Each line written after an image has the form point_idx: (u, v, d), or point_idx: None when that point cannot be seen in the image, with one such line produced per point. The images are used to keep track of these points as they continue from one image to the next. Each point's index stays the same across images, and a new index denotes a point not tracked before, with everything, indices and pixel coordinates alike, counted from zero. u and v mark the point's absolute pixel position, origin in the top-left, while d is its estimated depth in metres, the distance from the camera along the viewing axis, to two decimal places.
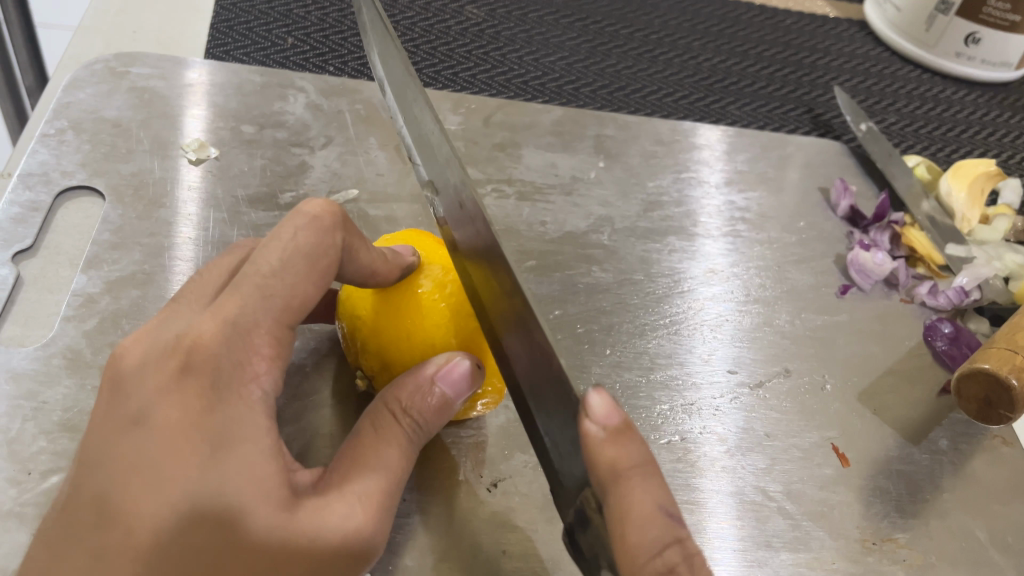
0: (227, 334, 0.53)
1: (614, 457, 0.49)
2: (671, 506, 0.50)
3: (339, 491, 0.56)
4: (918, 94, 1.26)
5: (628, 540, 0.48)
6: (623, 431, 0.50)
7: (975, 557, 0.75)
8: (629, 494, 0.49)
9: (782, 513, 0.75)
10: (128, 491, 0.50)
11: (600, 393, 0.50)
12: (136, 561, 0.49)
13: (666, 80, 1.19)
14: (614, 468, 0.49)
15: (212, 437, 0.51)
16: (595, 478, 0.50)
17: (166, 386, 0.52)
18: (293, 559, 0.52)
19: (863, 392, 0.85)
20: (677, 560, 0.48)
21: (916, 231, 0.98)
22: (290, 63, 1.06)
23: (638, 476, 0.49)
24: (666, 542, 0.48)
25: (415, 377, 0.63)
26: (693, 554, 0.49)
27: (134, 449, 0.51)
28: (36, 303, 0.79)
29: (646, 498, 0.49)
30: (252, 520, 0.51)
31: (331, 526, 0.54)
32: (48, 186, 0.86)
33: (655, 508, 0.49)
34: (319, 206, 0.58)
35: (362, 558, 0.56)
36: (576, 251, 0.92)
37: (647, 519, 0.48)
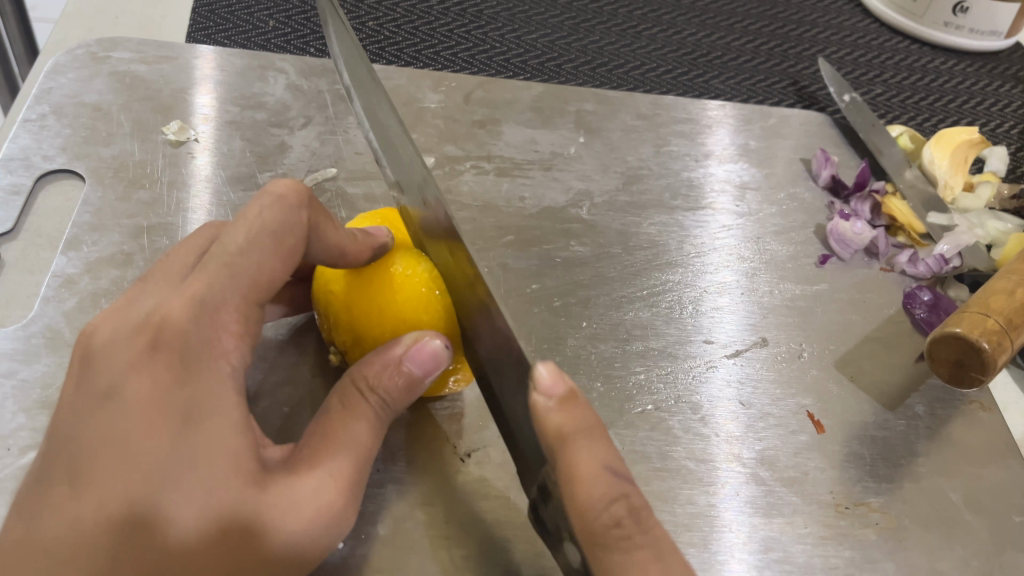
0: (196, 312, 0.53)
1: (563, 423, 0.50)
2: (620, 465, 0.52)
3: (309, 467, 0.56)
4: (906, 65, 1.25)
5: (579, 502, 0.50)
6: (569, 399, 0.51)
7: (949, 520, 0.76)
8: (574, 457, 0.50)
9: (755, 479, 0.75)
10: (100, 462, 0.50)
11: (546, 365, 0.50)
12: (110, 531, 0.49)
13: (649, 56, 1.18)
14: (562, 432, 0.50)
15: (182, 410, 0.51)
16: (545, 441, 0.51)
17: (136, 362, 0.52)
18: (267, 532, 0.52)
19: (841, 359, 0.86)
20: (622, 515, 0.50)
21: (897, 201, 0.98)
22: (270, 45, 1.07)
23: (584, 439, 0.50)
24: (613, 497, 0.50)
25: (382, 356, 0.60)
26: (639, 507, 0.51)
27: (106, 423, 0.51)
28: (17, 285, 0.80)
29: (593, 458, 0.50)
30: (224, 494, 0.51)
31: (305, 501, 0.54)
32: (29, 169, 0.87)
33: (600, 468, 0.50)
34: (283, 186, 0.58)
35: (334, 533, 0.56)
36: (555, 226, 0.92)
37: (594, 481, 0.50)
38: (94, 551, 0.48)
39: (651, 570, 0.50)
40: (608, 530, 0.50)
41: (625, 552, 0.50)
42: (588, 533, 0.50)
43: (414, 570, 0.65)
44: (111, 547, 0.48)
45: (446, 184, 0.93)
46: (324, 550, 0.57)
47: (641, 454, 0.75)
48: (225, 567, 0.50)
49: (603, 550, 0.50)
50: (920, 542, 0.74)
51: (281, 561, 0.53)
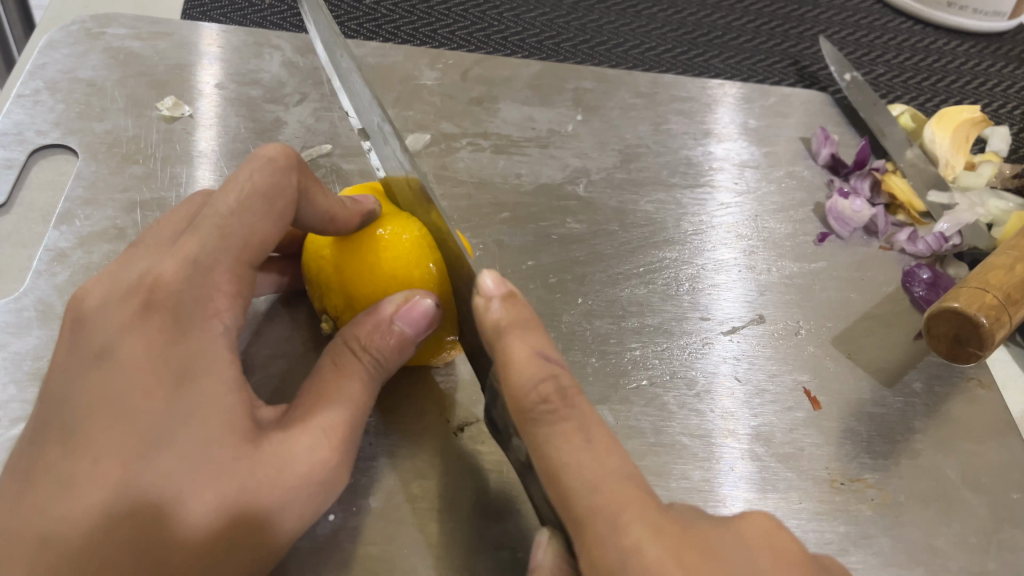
0: (189, 272, 0.52)
1: (500, 316, 0.53)
2: (552, 354, 0.52)
3: (303, 424, 0.56)
4: (909, 45, 1.23)
5: (511, 385, 0.50)
6: (510, 298, 0.55)
7: (945, 496, 0.75)
8: (508, 345, 0.52)
9: (751, 455, 0.75)
10: (95, 423, 0.49)
11: (488, 272, 0.55)
12: (106, 489, 0.48)
13: (649, 35, 1.17)
14: (498, 325, 0.53)
15: (175, 368, 0.51)
16: (488, 339, 0.54)
17: (129, 323, 0.51)
18: (263, 488, 0.52)
19: (838, 337, 0.85)
20: (550, 393, 0.49)
21: (897, 178, 0.97)
22: (266, 22, 1.06)
23: (518, 330, 0.52)
24: (542, 376, 0.50)
25: (374, 315, 0.60)
26: (569, 387, 0.50)
27: (99, 383, 0.50)
28: (10, 259, 0.80)
29: (524, 346, 0.51)
30: (219, 452, 0.51)
31: (301, 459, 0.54)
32: (22, 144, 0.87)
33: (531, 353, 0.51)
34: (274, 150, 0.58)
35: (329, 491, 0.56)
36: (551, 203, 0.92)
37: (523, 362, 0.51)
38: (90, 508, 0.48)
39: (576, 441, 0.48)
40: (535, 405, 0.49)
41: (552, 426, 0.49)
42: (520, 413, 0.50)
43: (406, 542, 0.65)
44: (107, 507, 0.48)
45: (442, 161, 0.93)
46: (318, 509, 0.57)
47: (635, 428, 0.74)
48: (223, 522, 0.50)
49: (534, 427, 0.49)
50: (916, 519, 0.73)
51: (278, 518, 0.53)
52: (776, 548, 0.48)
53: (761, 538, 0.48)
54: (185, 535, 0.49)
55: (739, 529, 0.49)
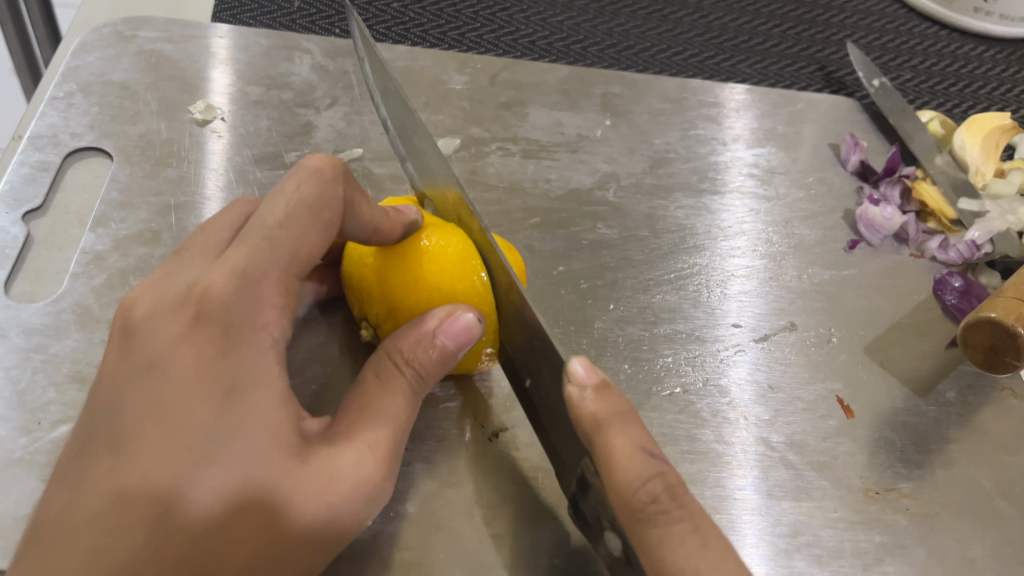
0: (238, 284, 0.53)
1: (597, 407, 0.54)
2: (653, 447, 0.54)
3: (348, 439, 0.56)
4: (935, 51, 1.22)
5: (618, 482, 0.53)
6: (603, 387, 0.55)
7: (980, 507, 0.75)
8: (610, 440, 0.53)
9: (784, 463, 0.75)
10: (145, 433, 0.50)
11: (578, 359, 0.55)
12: (155, 499, 0.48)
13: (675, 40, 1.17)
14: (597, 417, 0.54)
15: (225, 380, 0.51)
16: (582, 429, 0.55)
17: (179, 336, 0.52)
18: (310, 500, 0.52)
19: (871, 345, 0.85)
20: (660, 491, 0.52)
21: (928, 185, 0.97)
22: (295, 25, 1.06)
23: (617, 423, 0.54)
24: (651, 474, 0.52)
25: (416, 329, 0.60)
26: (676, 484, 0.53)
27: (148, 395, 0.51)
28: (46, 261, 0.80)
29: (627, 440, 0.53)
30: (266, 463, 0.51)
31: (346, 472, 0.54)
32: (57, 147, 0.87)
33: (636, 449, 0.53)
34: (319, 160, 0.57)
35: (373, 503, 0.56)
36: (581, 208, 0.92)
37: (629, 459, 0.53)
38: (139, 516, 0.48)
39: (691, 543, 0.51)
40: (647, 505, 0.52)
41: (665, 526, 0.51)
42: (630, 511, 0.52)
43: (444, 549, 0.65)
44: (156, 516, 0.48)
45: (471, 166, 0.93)
46: (362, 521, 0.56)
47: (668, 436, 0.74)
48: (267, 536, 0.51)
49: (645, 528, 0.52)
50: (951, 529, 0.73)
51: (318, 534, 0.53)
52: None
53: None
54: (231, 544, 0.49)
55: None
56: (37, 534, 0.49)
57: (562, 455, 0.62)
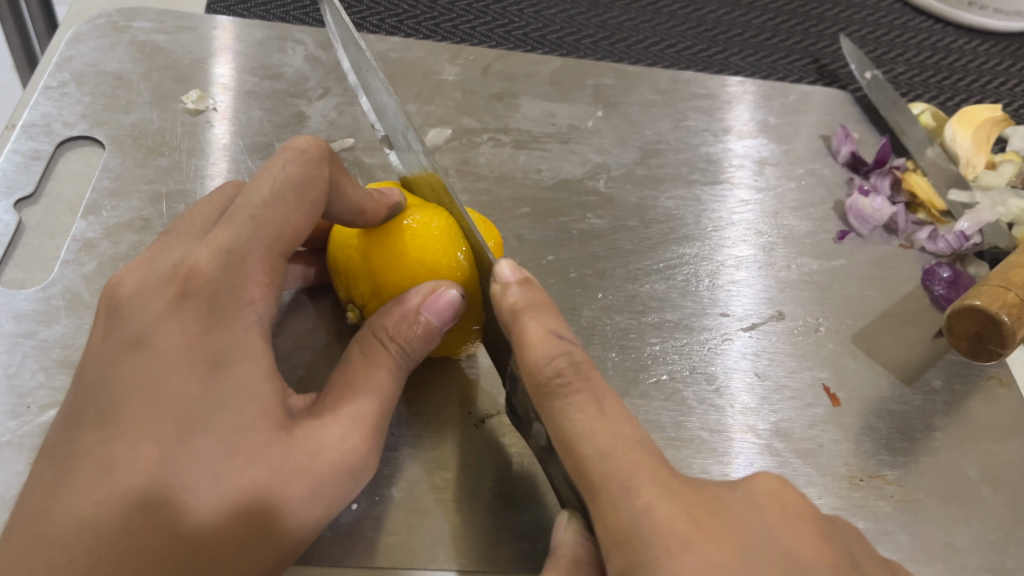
0: (224, 262, 0.53)
1: (516, 298, 0.55)
2: (566, 332, 0.54)
3: (334, 414, 0.56)
4: (929, 44, 1.22)
5: (526, 361, 0.53)
6: (526, 283, 0.56)
7: (965, 495, 0.75)
8: (524, 326, 0.54)
9: (769, 450, 0.75)
10: (131, 410, 0.50)
11: (504, 259, 0.57)
12: (141, 475, 0.49)
13: (669, 32, 1.17)
14: (514, 306, 0.54)
15: (210, 358, 0.51)
16: (503, 319, 0.56)
17: (164, 312, 0.52)
18: (296, 479, 0.52)
19: (858, 334, 0.85)
20: (565, 367, 0.52)
21: (918, 176, 0.97)
22: (289, 17, 1.07)
23: (533, 310, 0.54)
24: (556, 353, 0.52)
25: (400, 305, 0.60)
26: (583, 361, 0.53)
27: (134, 371, 0.51)
28: (38, 248, 0.80)
29: (539, 325, 0.54)
30: (252, 441, 0.51)
31: (332, 450, 0.55)
32: (50, 136, 0.88)
33: (546, 332, 0.53)
34: (306, 141, 0.58)
35: (358, 481, 0.57)
36: (572, 198, 0.92)
37: (539, 341, 0.53)
38: (125, 492, 0.48)
39: (590, 411, 0.51)
40: (551, 378, 0.52)
41: (565, 398, 0.51)
42: (535, 385, 0.52)
43: (428, 532, 0.65)
44: (142, 492, 0.49)
45: (462, 156, 0.93)
46: (348, 499, 0.57)
47: (653, 423, 0.75)
48: (253, 512, 0.51)
49: (549, 400, 0.52)
50: (935, 516, 0.73)
51: (306, 510, 0.54)
52: (784, 503, 0.52)
53: (767, 493, 0.52)
54: (218, 521, 0.50)
55: (751, 488, 0.53)
56: (28, 514, 0.50)
57: (505, 362, 0.64)
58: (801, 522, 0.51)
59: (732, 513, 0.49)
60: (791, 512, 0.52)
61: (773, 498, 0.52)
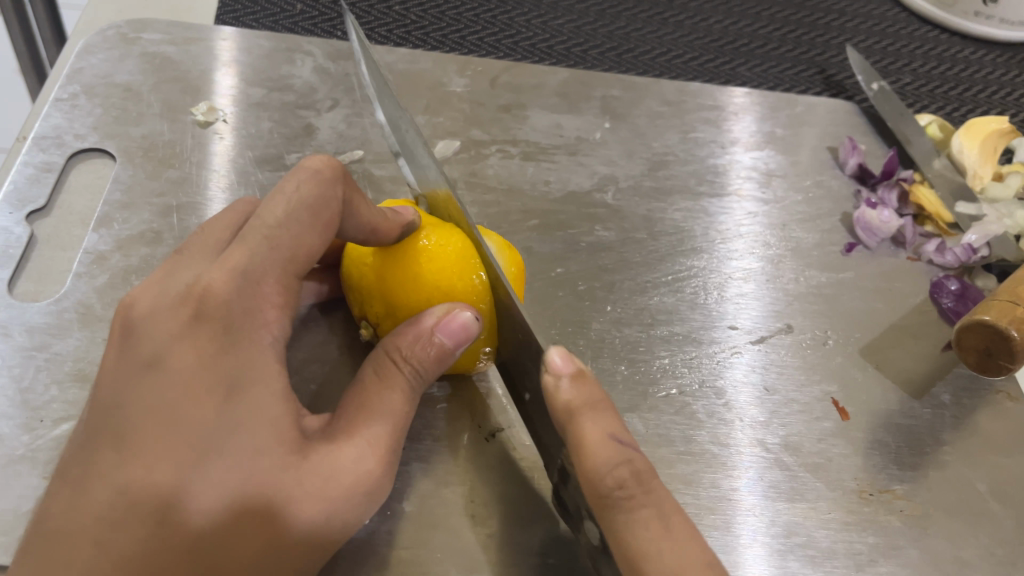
0: (238, 284, 0.53)
1: (571, 396, 0.56)
2: (623, 435, 0.56)
3: (349, 436, 0.57)
4: (935, 54, 1.22)
5: (587, 469, 0.54)
6: (579, 376, 0.57)
7: (974, 509, 0.75)
8: (582, 428, 0.55)
9: (779, 465, 0.75)
10: (147, 432, 0.50)
11: (556, 350, 0.57)
12: (160, 498, 0.49)
13: (675, 43, 1.17)
14: (570, 406, 0.55)
15: (226, 379, 0.52)
16: (558, 418, 0.57)
17: (179, 333, 0.52)
18: (312, 500, 0.53)
19: (866, 348, 0.85)
20: (627, 477, 0.53)
21: (925, 188, 0.97)
22: (297, 28, 1.07)
23: (589, 412, 0.55)
24: (618, 461, 0.54)
25: (415, 326, 0.60)
26: (643, 470, 0.54)
27: (149, 394, 0.51)
28: (50, 261, 0.81)
29: (597, 429, 0.55)
30: (269, 463, 0.52)
31: (347, 471, 0.55)
32: (61, 148, 0.88)
33: (606, 437, 0.54)
34: (320, 161, 0.58)
35: (373, 500, 0.57)
36: (580, 211, 0.92)
37: (599, 445, 0.54)
38: (144, 514, 0.49)
39: (655, 528, 0.52)
40: (613, 491, 0.53)
41: (630, 512, 0.53)
42: (597, 498, 0.53)
43: (440, 547, 0.66)
44: (162, 514, 0.49)
45: (471, 168, 0.93)
46: (363, 517, 0.58)
47: (663, 437, 0.75)
48: (270, 533, 0.52)
49: (611, 513, 0.53)
50: (944, 531, 0.73)
51: (322, 530, 0.54)
52: None
53: None
54: (237, 542, 0.50)
55: None
56: (42, 534, 0.50)
57: (547, 449, 0.64)
58: None
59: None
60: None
61: None
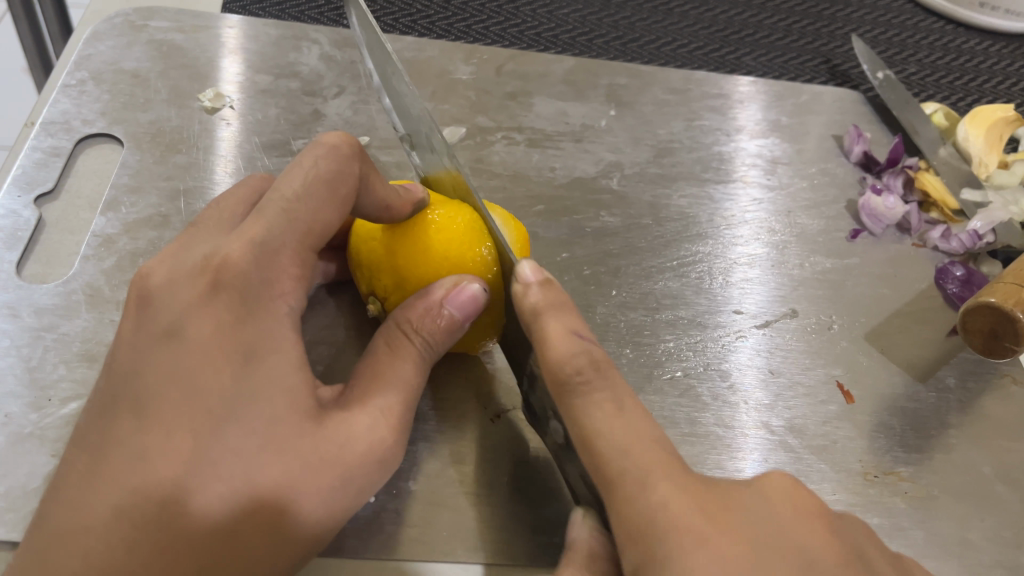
0: (257, 255, 0.54)
1: (536, 297, 0.56)
2: (585, 331, 0.56)
3: (361, 406, 0.57)
4: (941, 44, 1.22)
5: (549, 361, 0.54)
6: (546, 283, 0.57)
7: (979, 492, 0.75)
8: (545, 326, 0.55)
9: (784, 446, 0.75)
10: (165, 398, 0.51)
11: (525, 260, 0.57)
12: (178, 464, 0.49)
13: (681, 32, 1.18)
14: (535, 305, 0.55)
15: (243, 348, 0.52)
16: (524, 319, 0.57)
17: (197, 303, 0.53)
18: (327, 468, 0.53)
19: (871, 332, 0.85)
20: (585, 366, 0.53)
21: (930, 175, 0.98)
22: (304, 16, 1.07)
23: (554, 311, 0.55)
24: (579, 353, 0.53)
25: (425, 299, 0.61)
26: (602, 361, 0.54)
27: (167, 361, 0.51)
28: (58, 244, 0.81)
29: (560, 325, 0.55)
30: (286, 430, 0.52)
31: (361, 440, 0.56)
32: (69, 133, 0.89)
33: (568, 333, 0.54)
34: (337, 137, 0.59)
35: (386, 471, 0.58)
36: (585, 197, 0.92)
37: (563, 342, 0.54)
38: (162, 480, 0.49)
39: (609, 409, 0.53)
40: (572, 377, 0.53)
41: (587, 397, 0.53)
42: (557, 385, 0.54)
43: (445, 525, 0.66)
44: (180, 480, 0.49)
45: (477, 154, 0.94)
46: (376, 488, 0.58)
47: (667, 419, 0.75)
48: (286, 500, 0.52)
49: (568, 398, 0.53)
50: (949, 512, 0.74)
51: (337, 499, 0.55)
52: (797, 502, 0.53)
53: (780, 490, 0.53)
54: (254, 509, 0.51)
55: (761, 485, 0.53)
56: (61, 502, 0.50)
57: (519, 363, 0.64)
58: (807, 513, 0.52)
59: (749, 517, 0.50)
60: (799, 509, 0.52)
61: (784, 494, 0.53)
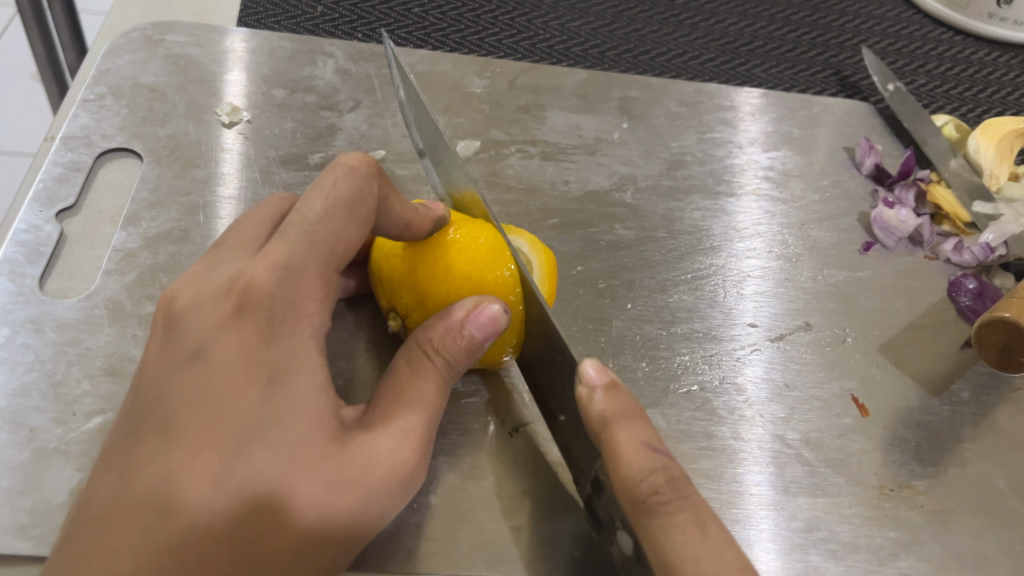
0: (280, 276, 0.55)
1: (605, 405, 0.57)
2: (658, 444, 0.57)
3: (384, 426, 0.58)
4: (949, 55, 1.23)
5: (623, 474, 0.56)
6: (612, 387, 0.58)
7: (994, 505, 0.76)
8: (616, 436, 0.57)
9: (800, 460, 0.76)
10: (192, 418, 0.51)
11: (590, 361, 0.59)
12: (204, 483, 0.50)
13: (691, 44, 1.18)
14: (604, 414, 0.57)
15: (268, 369, 0.53)
16: (592, 428, 0.58)
17: (222, 325, 0.54)
18: (350, 486, 0.54)
19: (884, 345, 0.86)
20: (661, 483, 0.55)
21: (942, 188, 0.98)
22: (318, 30, 1.08)
23: (623, 420, 0.57)
24: (653, 468, 0.55)
25: (445, 319, 0.62)
26: (679, 478, 0.56)
27: (194, 382, 0.52)
28: (79, 258, 0.82)
29: (631, 436, 0.57)
30: (309, 449, 0.53)
31: (383, 459, 0.56)
32: (89, 148, 0.90)
33: (639, 443, 0.56)
34: (355, 158, 0.60)
35: (408, 489, 0.58)
36: (599, 210, 0.93)
37: (634, 454, 0.56)
38: (189, 499, 0.50)
39: (691, 533, 0.53)
40: (648, 496, 0.54)
41: (665, 518, 0.54)
42: (634, 503, 0.55)
43: (466, 539, 0.67)
44: (206, 499, 0.50)
45: (491, 168, 0.94)
46: (397, 506, 0.59)
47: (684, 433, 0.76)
48: (309, 519, 0.52)
49: (647, 519, 0.55)
50: (965, 526, 0.74)
51: (358, 516, 0.55)
52: None
53: None
54: (278, 527, 0.51)
55: None
56: (88, 519, 0.50)
57: (577, 461, 0.65)
58: None
59: None
60: None
61: None
